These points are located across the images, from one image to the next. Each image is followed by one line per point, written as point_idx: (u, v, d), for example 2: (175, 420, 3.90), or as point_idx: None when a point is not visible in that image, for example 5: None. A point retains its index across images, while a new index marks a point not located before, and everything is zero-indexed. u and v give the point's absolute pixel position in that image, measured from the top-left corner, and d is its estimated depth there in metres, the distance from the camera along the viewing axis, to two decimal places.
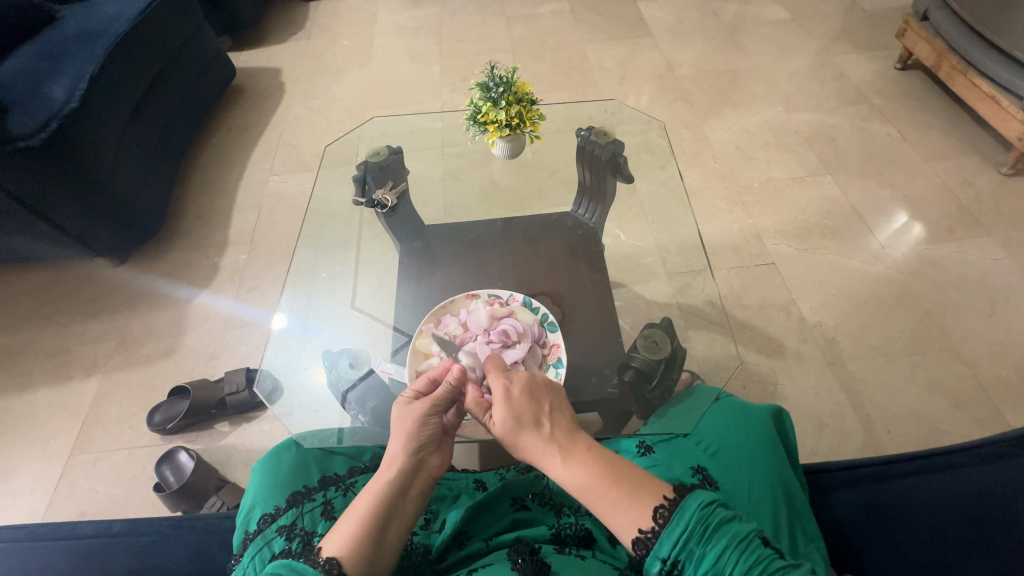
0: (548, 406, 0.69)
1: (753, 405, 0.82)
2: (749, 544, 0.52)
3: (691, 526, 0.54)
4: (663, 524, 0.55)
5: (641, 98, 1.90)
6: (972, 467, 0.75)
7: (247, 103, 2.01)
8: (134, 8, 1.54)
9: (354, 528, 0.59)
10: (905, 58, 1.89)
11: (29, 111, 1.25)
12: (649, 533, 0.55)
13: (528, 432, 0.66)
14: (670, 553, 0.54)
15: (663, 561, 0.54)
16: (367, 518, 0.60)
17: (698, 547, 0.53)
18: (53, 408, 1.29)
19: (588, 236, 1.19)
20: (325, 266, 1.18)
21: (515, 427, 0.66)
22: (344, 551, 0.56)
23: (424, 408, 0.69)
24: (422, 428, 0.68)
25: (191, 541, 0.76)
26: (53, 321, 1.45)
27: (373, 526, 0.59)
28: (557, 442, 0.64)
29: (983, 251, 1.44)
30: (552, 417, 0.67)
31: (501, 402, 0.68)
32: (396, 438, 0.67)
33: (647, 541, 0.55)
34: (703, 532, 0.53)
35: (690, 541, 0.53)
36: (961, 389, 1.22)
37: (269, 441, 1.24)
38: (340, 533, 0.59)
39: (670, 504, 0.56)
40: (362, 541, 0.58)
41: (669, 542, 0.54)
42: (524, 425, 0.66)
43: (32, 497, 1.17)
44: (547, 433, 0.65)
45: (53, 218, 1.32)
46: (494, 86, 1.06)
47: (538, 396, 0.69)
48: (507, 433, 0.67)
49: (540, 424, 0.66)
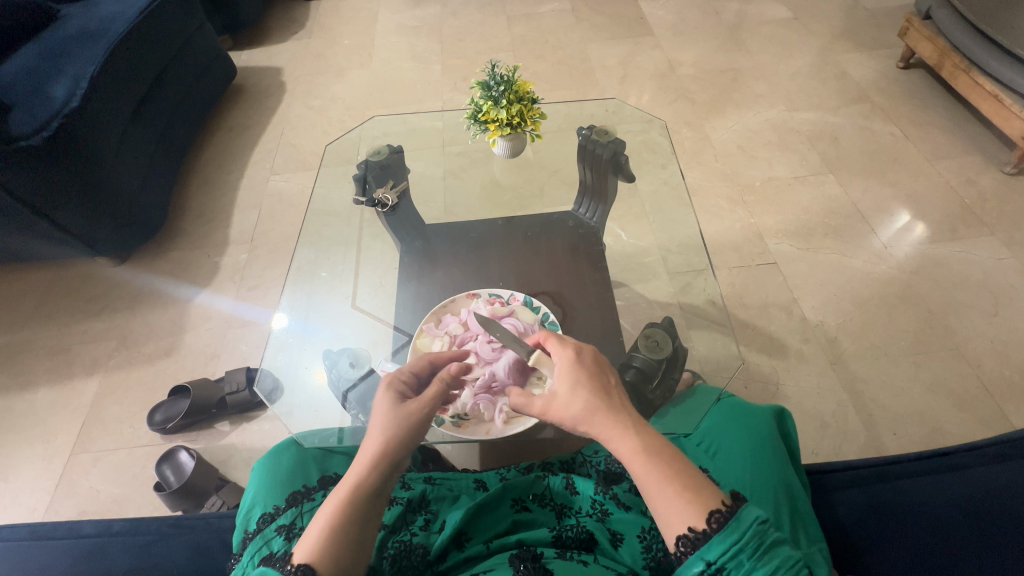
0: (613, 380, 0.65)
1: (754, 406, 0.82)
2: (799, 571, 0.49)
3: (747, 539, 0.49)
4: (716, 529, 0.50)
5: (641, 98, 1.89)
6: (975, 467, 0.75)
7: (247, 103, 2.01)
8: (134, 7, 1.54)
9: (323, 530, 0.55)
10: (907, 57, 1.89)
11: (30, 111, 1.24)
12: (699, 534, 0.50)
13: (599, 397, 0.61)
14: (718, 559, 0.49)
15: (706, 564, 0.49)
16: (337, 521, 0.56)
17: (748, 561, 0.49)
18: (53, 407, 1.29)
19: (589, 236, 1.18)
20: (325, 266, 1.17)
21: (583, 392, 0.62)
22: (315, 554, 0.53)
23: (410, 408, 0.67)
24: (405, 429, 0.65)
25: (191, 541, 0.76)
26: (53, 320, 1.45)
27: (347, 528, 0.56)
28: (624, 412, 0.60)
29: (986, 250, 1.44)
30: (617, 390, 0.64)
31: (569, 368, 0.65)
32: (375, 437, 0.63)
33: (694, 542, 0.50)
34: (756, 549, 0.49)
35: (741, 554, 0.49)
36: (964, 390, 1.21)
37: (269, 441, 1.24)
38: (312, 535, 0.55)
39: (727, 511, 0.51)
40: (335, 545, 0.55)
41: (720, 548, 0.49)
42: (592, 391, 0.62)
43: (33, 496, 1.17)
44: (617, 399, 0.62)
45: (54, 218, 1.32)
46: (495, 85, 1.05)
47: (606, 369, 0.66)
48: (569, 399, 0.62)
49: (608, 394, 0.62)
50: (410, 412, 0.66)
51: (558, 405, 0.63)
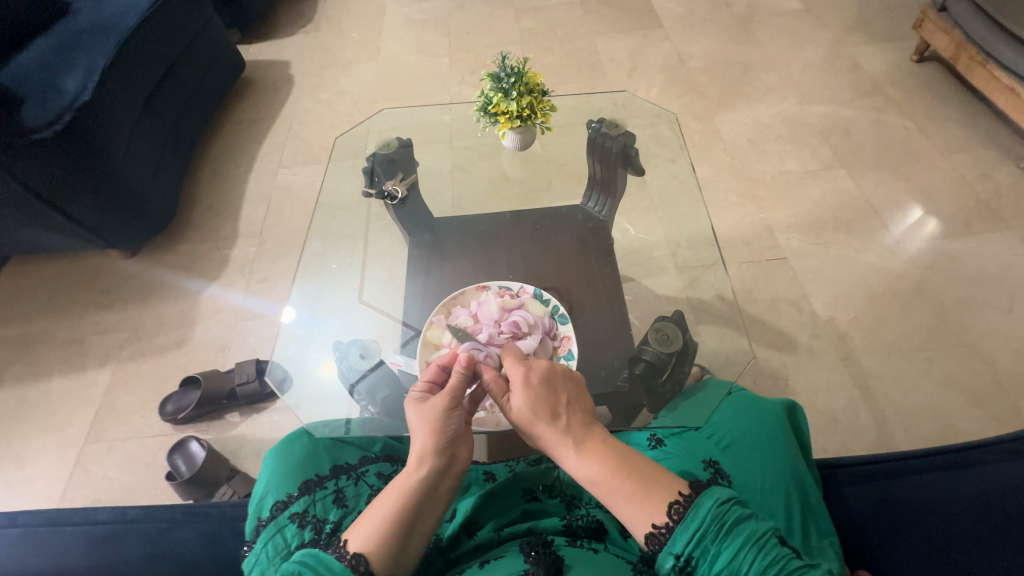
0: (564, 397, 0.68)
1: (766, 399, 0.80)
2: (766, 544, 0.52)
3: (705, 525, 0.53)
4: (677, 520, 0.54)
5: (651, 91, 1.88)
6: (989, 464, 0.74)
7: (256, 96, 2.02)
8: (145, 0, 1.55)
9: (380, 523, 0.58)
10: (922, 49, 1.86)
11: (43, 104, 1.25)
12: (662, 529, 0.54)
13: (546, 420, 0.65)
14: (683, 550, 0.53)
15: (675, 558, 0.53)
16: (393, 513, 0.59)
17: (713, 545, 0.53)
18: (67, 397, 1.31)
19: (599, 229, 1.18)
20: (335, 257, 1.18)
21: (533, 416, 0.66)
22: (370, 548, 0.56)
23: (449, 403, 0.69)
24: (447, 422, 0.67)
25: (204, 529, 0.76)
26: (67, 311, 1.47)
27: (402, 520, 0.59)
28: (572, 435, 0.64)
29: (1001, 246, 1.42)
30: (569, 409, 0.67)
31: (519, 390, 0.68)
32: (421, 433, 0.66)
33: (660, 537, 0.54)
34: (719, 531, 0.53)
35: (705, 539, 0.53)
36: (977, 386, 1.20)
37: (279, 432, 1.25)
38: (366, 527, 0.58)
39: (685, 500, 0.55)
40: (390, 538, 0.57)
41: (683, 539, 0.53)
42: (542, 417, 0.66)
43: (48, 484, 1.19)
44: (564, 425, 0.65)
45: (66, 209, 1.34)
46: (505, 76, 1.04)
47: (557, 386, 0.69)
48: (523, 423, 0.66)
49: (557, 416, 0.66)
50: (447, 405, 0.68)
51: (514, 424, 0.68)
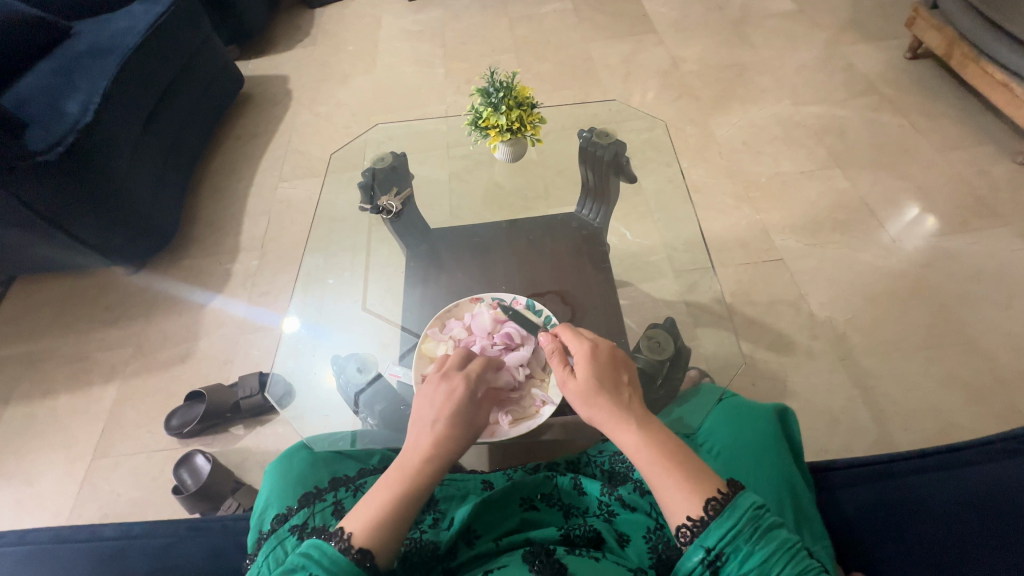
0: (624, 378, 0.70)
1: (757, 405, 0.82)
2: (797, 553, 0.52)
3: (742, 524, 0.53)
4: (713, 515, 0.54)
5: (646, 96, 1.89)
6: (981, 464, 0.75)
7: (256, 111, 2.05)
8: (144, 22, 1.58)
9: (386, 510, 0.58)
10: (915, 47, 1.86)
11: (47, 127, 1.29)
12: (696, 522, 0.54)
13: (609, 395, 0.66)
14: (716, 544, 0.53)
15: (706, 551, 0.53)
16: (398, 501, 0.59)
17: (745, 544, 0.53)
18: (75, 414, 1.33)
19: (593, 236, 1.19)
20: (334, 272, 1.20)
21: (597, 387, 0.66)
22: (375, 536, 0.56)
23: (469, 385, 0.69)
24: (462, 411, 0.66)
25: (209, 543, 0.78)
26: (74, 328, 1.49)
27: (406, 508, 0.59)
28: (633, 410, 0.65)
29: (1000, 242, 1.42)
30: (627, 389, 0.68)
31: (584, 365, 0.69)
32: (432, 407, 0.66)
33: (693, 530, 0.54)
34: (752, 533, 0.53)
35: (738, 538, 0.53)
36: (977, 384, 1.20)
37: (283, 443, 1.26)
38: (370, 513, 0.58)
39: (723, 498, 0.55)
40: (394, 526, 0.58)
41: (716, 534, 0.53)
42: (605, 393, 0.66)
43: (58, 501, 1.21)
44: (625, 399, 0.66)
45: (70, 228, 1.36)
46: (494, 91, 1.06)
47: (616, 367, 0.70)
48: (586, 397, 0.66)
49: (618, 394, 0.66)
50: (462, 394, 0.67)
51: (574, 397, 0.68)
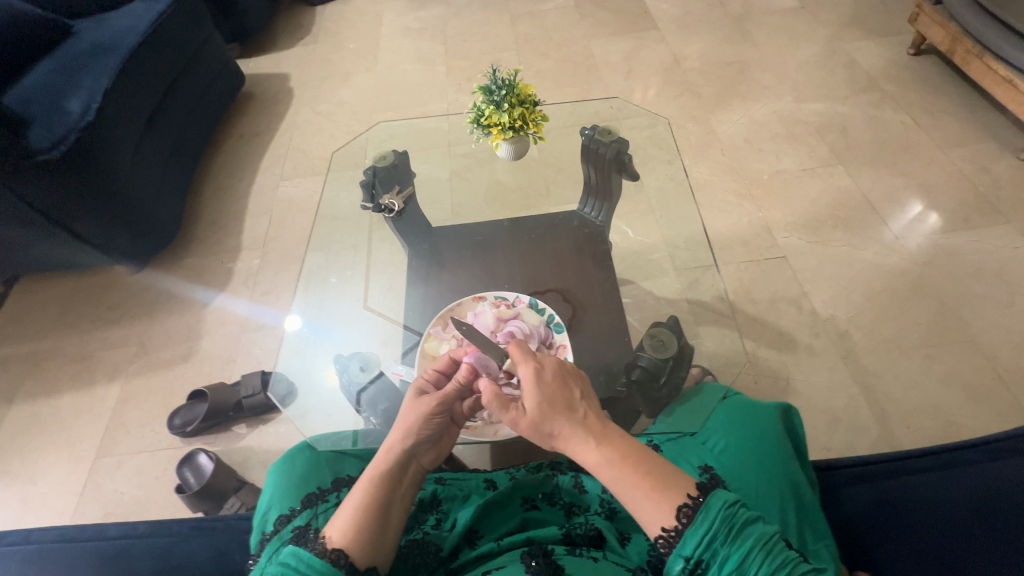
0: (578, 392, 0.67)
1: (760, 403, 0.81)
2: (773, 546, 0.53)
3: (716, 527, 0.54)
4: (687, 523, 0.55)
5: (647, 93, 1.88)
6: (984, 463, 0.74)
7: (257, 109, 2.04)
8: (145, 20, 1.58)
9: (355, 515, 0.60)
10: (918, 43, 1.85)
11: (49, 126, 1.28)
12: (672, 532, 0.55)
13: (561, 414, 0.64)
14: (694, 552, 0.54)
15: (686, 560, 0.54)
16: (366, 506, 0.61)
17: (722, 547, 0.53)
18: (78, 412, 1.34)
19: (595, 235, 1.19)
20: (336, 271, 1.20)
21: (549, 411, 0.65)
22: (347, 539, 0.58)
23: (430, 405, 0.70)
24: (426, 425, 0.69)
25: (212, 542, 0.78)
26: (76, 327, 1.50)
27: (374, 513, 0.61)
28: (590, 427, 0.64)
29: (1002, 239, 1.41)
30: (584, 404, 0.66)
31: (531, 389, 0.66)
32: (395, 430, 0.68)
33: (670, 540, 0.55)
34: (728, 533, 0.54)
35: (714, 541, 0.54)
36: (979, 382, 1.20)
37: (284, 442, 1.26)
38: (343, 520, 0.60)
39: (694, 503, 0.56)
40: (365, 531, 0.60)
41: (693, 542, 0.54)
42: (558, 410, 0.65)
43: (60, 499, 1.21)
44: (581, 417, 0.65)
45: (71, 227, 1.36)
46: (497, 89, 1.05)
47: (569, 381, 0.68)
48: (539, 418, 0.65)
49: (572, 410, 0.65)
50: (427, 407, 0.70)
51: (527, 425, 0.66)
